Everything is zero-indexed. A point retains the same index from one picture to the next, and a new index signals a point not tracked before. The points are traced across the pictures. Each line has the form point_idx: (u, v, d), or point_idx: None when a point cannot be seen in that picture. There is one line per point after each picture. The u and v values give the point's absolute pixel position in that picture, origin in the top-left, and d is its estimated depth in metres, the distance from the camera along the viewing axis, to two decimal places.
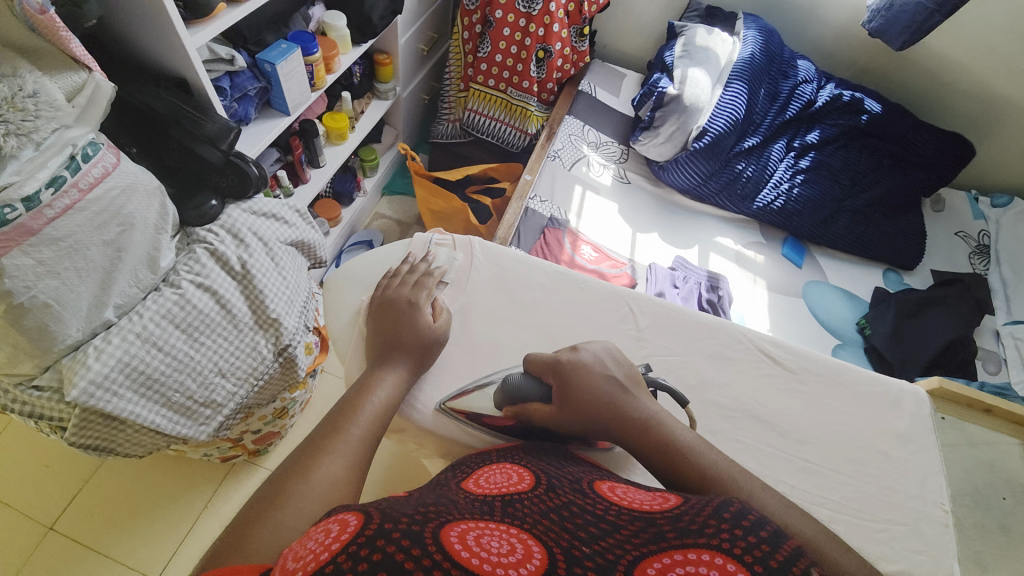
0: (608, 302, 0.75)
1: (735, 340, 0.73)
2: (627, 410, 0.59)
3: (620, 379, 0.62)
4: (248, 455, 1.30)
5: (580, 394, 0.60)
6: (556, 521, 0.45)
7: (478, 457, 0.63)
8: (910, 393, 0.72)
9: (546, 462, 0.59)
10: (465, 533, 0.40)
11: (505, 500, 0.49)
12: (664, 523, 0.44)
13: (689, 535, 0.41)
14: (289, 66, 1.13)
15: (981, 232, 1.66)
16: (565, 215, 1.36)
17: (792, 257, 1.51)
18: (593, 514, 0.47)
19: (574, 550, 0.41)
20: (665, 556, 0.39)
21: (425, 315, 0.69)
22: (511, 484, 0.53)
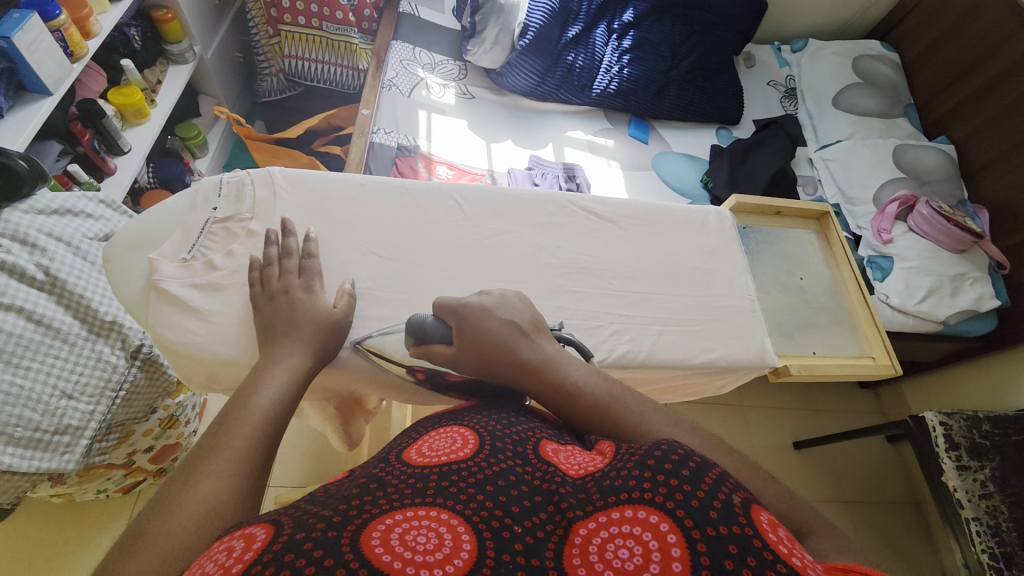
0: (429, 203, 0.67)
1: (559, 208, 0.72)
2: (524, 353, 0.52)
3: (518, 327, 0.55)
4: (154, 476, 1.21)
5: (478, 339, 0.54)
6: (488, 489, 0.40)
7: (428, 421, 0.55)
8: (715, 215, 0.79)
9: (493, 422, 0.50)
10: (396, 528, 0.35)
11: (441, 472, 0.41)
12: (592, 486, 0.41)
13: (613, 492, 0.38)
14: (29, 36, 0.91)
15: (787, 78, 1.90)
16: (414, 141, 1.34)
17: (638, 135, 1.62)
18: (528, 478, 0.42)
19: (504, 529, 0.37)
20: (590, 522, 0.37)
21: (322, 301, 0.55)
22: (452, 451, 0.44)
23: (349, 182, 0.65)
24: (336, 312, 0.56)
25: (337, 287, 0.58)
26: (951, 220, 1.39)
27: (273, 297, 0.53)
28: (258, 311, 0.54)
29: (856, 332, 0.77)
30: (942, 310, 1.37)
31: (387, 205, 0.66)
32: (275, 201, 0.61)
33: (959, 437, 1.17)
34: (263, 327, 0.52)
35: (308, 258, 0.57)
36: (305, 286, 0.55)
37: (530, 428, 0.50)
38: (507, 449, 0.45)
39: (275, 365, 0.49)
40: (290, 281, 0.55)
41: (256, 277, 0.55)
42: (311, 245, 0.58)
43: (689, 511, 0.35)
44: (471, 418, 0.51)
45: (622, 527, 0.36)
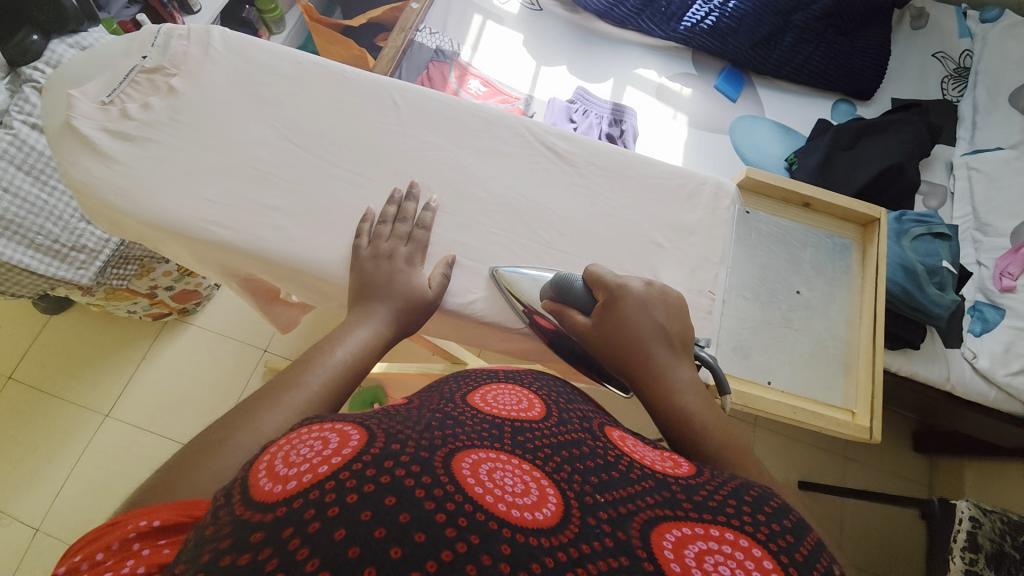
0: (363, 97, 0.61)
1: (511, 134, 0.62)
2: (654, 363, 0.46)
3: (667, 333, 0.47)
4: (178, 314, 1.38)
5: (612, 331, 0.48)
6: (567, 458, 0.35)
7: (480, 374, 0.50)
8: (712, 186, 0.63)
9: (552, 394, 0.48)
10: (482, 464, 0.31)
11: (514, 424, 0.38)
12: (678, 486, 0.34)
13: (709, 509, 0.32)
14: None
15: (965, 52, 1.43)
16: (457, 48, 1.24)
17: (726, 90, 1.35)
18: (598, 453, 0.37)
19: (587, 495, 0.31)
20: (682, 527, 0.30)
21: (418, 278, 0.53)
22: (517, 410, 0.41)
23: (287, 58, 0.62)
24: (430, 291, 0.54)
25: (438, 260, 0.56)
26: None
27: (378, 258, 0.53)
28: (358, 264, 0.53)
29: (845, 376, 0.60)
30: None
31: (319, 91, 0.61)
32: (205, 60, 0.59)
33: (986, 540, 0.94)
34: (357, 283, 0.52)
35: (419, 229, 0.56)
36: (408, 258, 0.54)
37: (594, 412, 0.47)
38: (574, 424, 0.41)
39: (361, 325, 0.48)
40: (396, 247, 0.54)
41: (365, 230, 0.55)
42: (429, 216, 0.57)
43: (795, 560, 0.28)
44: (541, 384, 0.48)
45: (714, 545, 0.29)
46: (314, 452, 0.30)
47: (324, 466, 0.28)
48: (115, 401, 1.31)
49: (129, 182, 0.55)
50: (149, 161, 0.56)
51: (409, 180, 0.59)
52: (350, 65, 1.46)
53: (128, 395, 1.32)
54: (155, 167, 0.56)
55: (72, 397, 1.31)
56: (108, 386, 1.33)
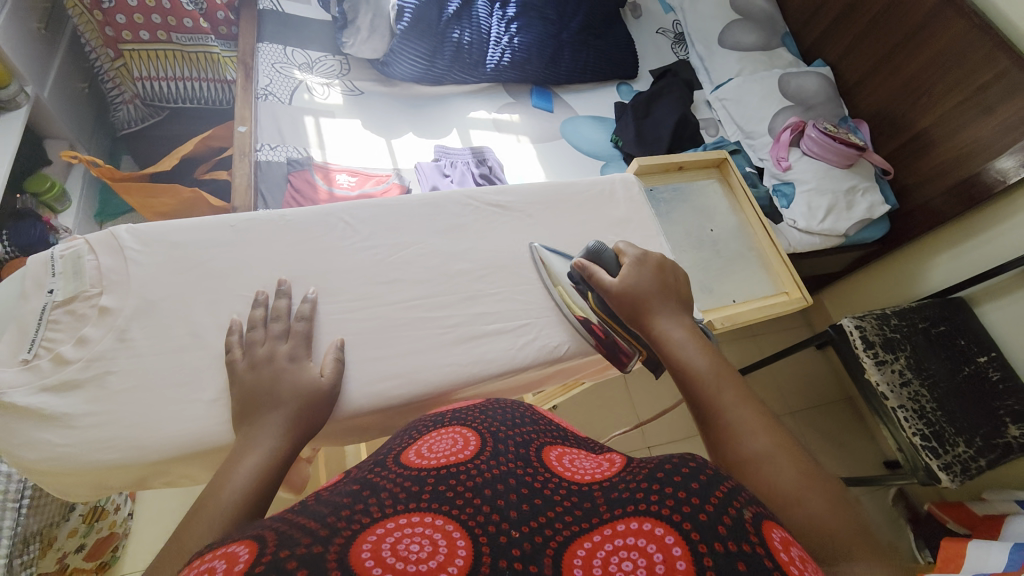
0: (315, 231, 0.60)
1: (460, 207, 0.68)
2: (657, 314, 0.55)
3: (675, 294, 0.58)
4: (98, 572, 1.09)
5: (635, 282, 0.57)
6: (489, 494, 0.42)
7: (429, 421, 0.55)
8: (621, 182, 0.78)
9: (495, 422, 0.54)
10: (388, 541, 0.36)
11: (438, 476, 0.44)
12: (599, 496, 0.42)
13: (619, 505, 0.40)
14: None
15: (674, 23, 1.94)
16: (305, 152, 1.23)
17: (542, 105, 1.59)
18: (525, 480, 0.44)
19: (500, 536, 0.37)
20: (593, 533, 0.38)
21: (310, 370, 0.50)
22: (452, 454, 0.47)
23: (217, 226, 0.57)
24: (325, 378, 0.52)
25: (326, 347, 0.55)
26: (838, 138, 1.47)
27: (259, 366, 0.48)
28: (236, 382, 0.48)
29: (767, 271, 0.81)
30: (842, 224, 1.48)
31: (266, 244, 0.58)
32: (126, 266, 0.53)
33: (873, 335, 1.30)
34: (239, 404, 0.47)
35: (298, 322, 0.53)
36: (292, 353, 0.50)
37: (535, 431, 0.54)
38: (510, 452, 0.48)
39: (247, 453, 0.43)
40: (275, 348, 0.50)
41: (236, 342, 0.50)
42: (309, 306, 0.55)
43: (696, 525, 0.36)
44: (484, 415, 0.54)
45: (626, 540, 0.37)
46: None
47: None
48: None
49: (112, 428, 0.47)
50: (121, 395, 0.48)
51: (275, 279, 0.56)
52: (187, 208, 1.33)
53: None
54: (133, 397, 0.48)
55: None
56: None
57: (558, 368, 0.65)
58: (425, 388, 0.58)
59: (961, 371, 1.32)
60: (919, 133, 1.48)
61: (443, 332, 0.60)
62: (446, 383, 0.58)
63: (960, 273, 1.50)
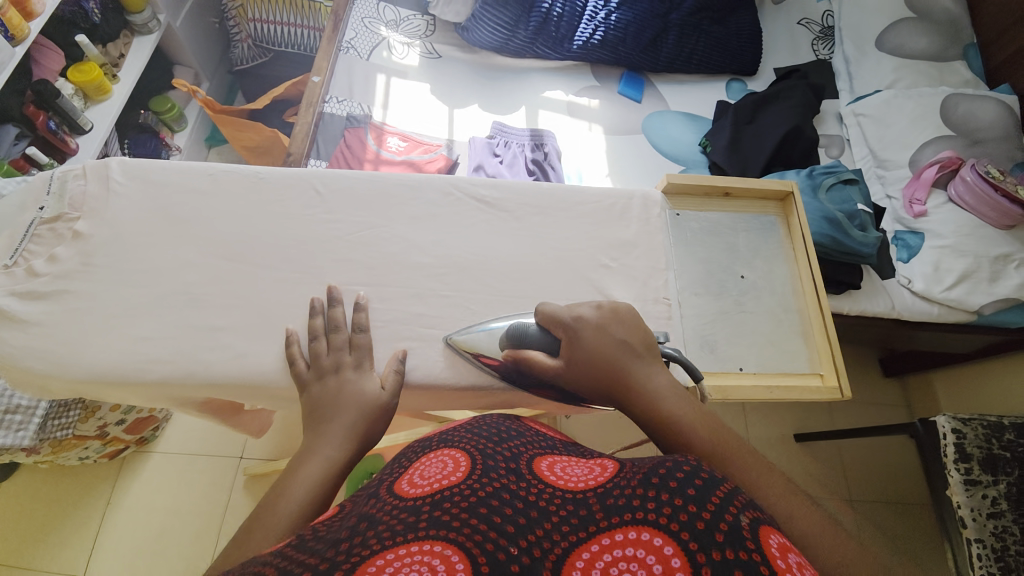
0: (285, 195, 0.60)
1: (441, 197, 0.63)
2: (619, 365, 0.48)
3: (634, 338, 0.50)
4: (137, 444, 1.28)
5: (586, 350, 0.49)
6: (483, 510, 0.36)
7: (417, 447, 0.52)
8: (640, 198, 0.67)
9: (481, 439, 0.48)
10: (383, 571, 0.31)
11: (433, 500, 0.37)
12: (593, 500, 0.38)
13: (617, 510, 0.36)
14: None
15: (824, 14, 1.60)
16: (367, 110, 1.25)
17: (630, 94, 1.43)
18: (518, 493, 0.39)
19: (501, 555, 0.33)
20: (588, 546, 0.34)
21: (370, 382, 0.52)
22: (443, 475, 0.42)
23: (197, 173, 0.59)
24: (384, 392, 0.52)
25: (388, 359, 0.55)
26: (1000, 188, 1.13)
27: (322, 377, 0.51)
28: (303, 390, 0.52)
29: (805, 342, 0.66)
30: (977, 298, 1.15)
31: (236, 199, 0.59)
32: (107, 196, 0.56)
33: (973, 448, 1.01)
34: (307, 411, 0.49)
35: (357, 334, 0.55)
36: (355, 364, 0.53)
37: (523, 444, 0.49)
38: (499, 469, 0.43)
39: (312, 458, 0.45)
40: (340, 359, 0.53)
41: (299, 351, 0.53)
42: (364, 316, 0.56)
43: (693, 532, 0.33)
44: (467, 433, 0.49)
45: (620, 551, 0.33)
46: None
47: None
48: (88, 559, 1.21)
49: (53, 342, 0.52)
50: (68, 314, 0.53)
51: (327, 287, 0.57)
52: (266, 147, 1.44)
53: (102, 548, 1.22)
54: (79, 319, 0.53)
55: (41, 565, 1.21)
56: (80, 543, 1.22)
57: (500, 393, 0.59)
58: None
59: None
60: None
61: (382, 325, 0.57)
62: None
63: None
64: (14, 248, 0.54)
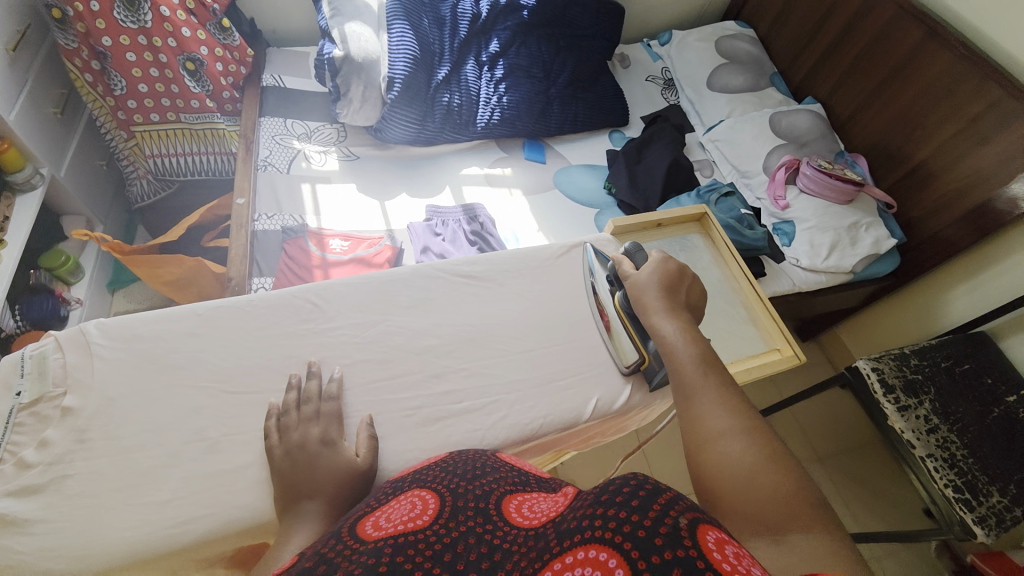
0: (281, 316, 0.62)
1: (429, 280, 0.69)
2: (657, 306, 0.59)
3: (681, 297, 0.61)
4: None
5: (642, 280, 0.62)
6: (446, 559, 0.39)
7: (387, 485, 0.52)
8: (597, 242, 0.78)
9: (455, 476, 0.51)
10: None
11: (396, 546, 0.40)
12: (550, 535, 0.40)
13: (569, 538, 0.38)
14: None
15: (663, 70, 1.99)
16: (301, 219, 1.27)
17: (535, 157, 1.62)
18: (484, 540, 0.42)
19: None
20: (545, 571, 0.36)
21: (344, 450, 0.53)
22: (410, 518, 0.44)
23: (185, 315, 0.60)
24: (359, 459, 0.53)
25: (357, 426, 0.57)
26: (833, 174, 1.44)
27: (293, 451, 0.51)
28: (276, 468, 0.51)
29: (757, 326, 0.79)
30: (847, 260, 1.43)
31: (231, 331, 0.60)
32: (91, 362, 0.55)
33: (892, 378, 1.22)
34: (281, 488, 0.49)
35: (327, 402, 0.56)
36: (324, 434, 0.53)
37: (495, 477, 0.51)
38: (467, 512, 0.45)
39: (296, 535, 0.45)
40: (309, 431, 0.53)
41: (273, 426, 0.53)
42: (336, 386, 0.58)
43: (635, 542, 0.35)
44: (438, 473, 0.51)
45: (571, 574, 0.35)
46: None
47: None
48: None
49: (65, 536, 0.48)
50: (75, 500, 0.49)
51: (305, 362, 0.59)
52: (190, 277, 1.37)
53: None
54: (89, 502, 0.49)
55: None
56: None
57: (534, 444, 0.63)
58: (390, 476, 0.55)
59: (989, 414, 1.22)
60: (917, 165, 1.45)
61: (411, 414, 0.59)
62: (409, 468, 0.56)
63: (981, 305, 1.42)
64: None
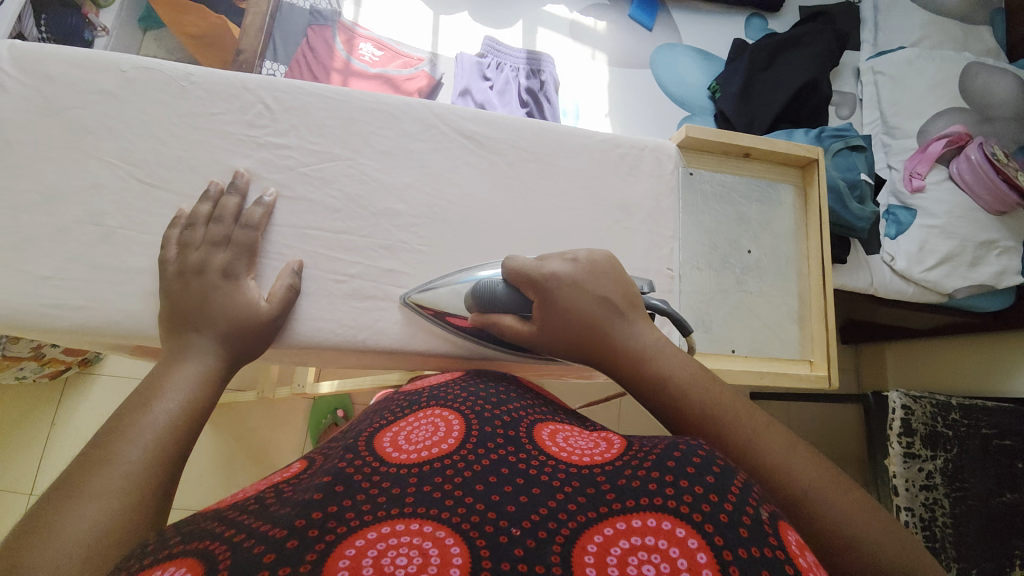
0: (223, 105, 0.49)
1: (419, 126, 0.53)
2: (603, 329, 0.42)
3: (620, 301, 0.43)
4: (79, 366, 1.20)
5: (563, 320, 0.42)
6: (485, 487, 0.30)
7: (402, 400, 0.43)
8: (653, 151, 0.58)
9: (475, 395, 0.41)
10: (374, 547, 0.26)
11: (420, 470, 0.31)
12: (604, 475, 0.31)
13: (630, 493, 0.29)
14: None
15: None
16: (338, 5, 1.06)
17: (641, 19, 1.25)
18: (520, 461, 0.33)
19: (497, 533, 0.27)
20: (596, 532, 0.27)
21: (247, 293, 0.44)
22: (428, 441, 0.35)
23: (107, 67, 0.47)
24: (266, 306, 0.45)
25: (280, 270, 0.47)
26: (1001, 172, 1.09)
27: (185, 273, 0.43)
28: (164, 285, 0.43)
29: (801, 328, 0.63)
30: (953, 281, 1.15)
31: (159, 107, 0.48)
32: None
33: (918, 424, 1.07)
34: (166, 309, 0.42)
35: (240, 230, 0.45)
36: (227, 268, 0.44)
37: (522, 402, 0.42)
38: (496, 432, 0.36)
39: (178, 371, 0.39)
40: (209, 257, 0.44)
41: (174, 238, 0.45)
42: (260, 212, 0.47)
43: (717, 524, 0.27)
44: (461, 390, 0.42)
45: (639, 539, 0.27)
46: None
47: None
48: (34, 477, 1.18)
49: None
50: None
51: (232, 169, 0.48)
52: (214, 37, 1.21)
53: (47, 468, 1.18)
54: None
55: None
56: (23, 461, 1.18)
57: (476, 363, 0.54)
58: (297, 341, 0.48)
59: None
60: None
61: (343, 283, 0.49)
62: (322, 340, 0.48)
63: None
64: None
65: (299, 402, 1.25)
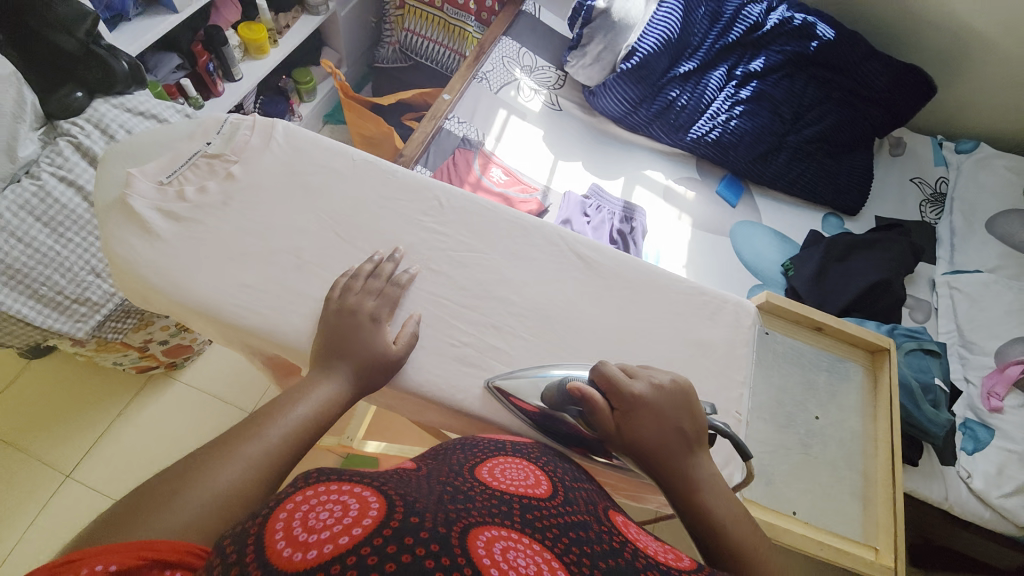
0: (408, 194, 0.65)
1: (544, 242, 0.66)
2: (674, 455, 0.50)
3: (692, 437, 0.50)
4: (166, 367, 1.33)
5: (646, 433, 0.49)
6: (577, 539, 0.35)
7: (489, 444, 0.49)
8: (734, 306, 0.66)
9: (561, 472, 0.48)
10: (496, 542, 0.31)
11: (522, 504, 0.37)
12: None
13: None
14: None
15: (939, 179, 1.53)
16: (481, 138, 1.33)
17: (726, 196, 1.43)
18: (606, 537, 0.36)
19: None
20: None
21: (383, 335, 0.54)
22: (526, 486, 0.41)
23: (342, 154, 0.66)
24: (394, 348, 0.55)
25: (404, 319, 0.57)
26: None
27: (343, 307, 0.54)
28: (325, 313, 0.55)
29: (864, 510, 0.65)
30: None
31: (365, 186, 0.65)
32: (264, 149, 0.64)
33: None
34: (320, 331, 0.53)
35: (392, 286, 0.58)
36: (375, 312, 0.55)
37: (600, 492, 0.47)
38: (585, 508, 0.41)
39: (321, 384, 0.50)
40: (364, 301, 0.55)
41: (338, 283, 0.57)
42: (406, 278, 0.59)
43: None
44: (549, 460, 0.48)
45: None
46: (333, 519, 0.30)
47: (346, 537, 0.28)
48: (79, 460, 1.26)
49: (170, 261, 0.57)
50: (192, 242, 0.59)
51: (392, 245, 0.61)
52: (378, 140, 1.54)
53: (95, 453, 1.26)
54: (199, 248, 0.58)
55: (37, 451, 1.26)
56: (79, 440, 1.27)
57: None
58: (405, 384, 0.56)
59: None
60: None
61: (455, 347, 0.58)
62: (425, 389, 0.56)
63: None
64: (167, 174, 0.62)
65: (333, 456, 1.28)
